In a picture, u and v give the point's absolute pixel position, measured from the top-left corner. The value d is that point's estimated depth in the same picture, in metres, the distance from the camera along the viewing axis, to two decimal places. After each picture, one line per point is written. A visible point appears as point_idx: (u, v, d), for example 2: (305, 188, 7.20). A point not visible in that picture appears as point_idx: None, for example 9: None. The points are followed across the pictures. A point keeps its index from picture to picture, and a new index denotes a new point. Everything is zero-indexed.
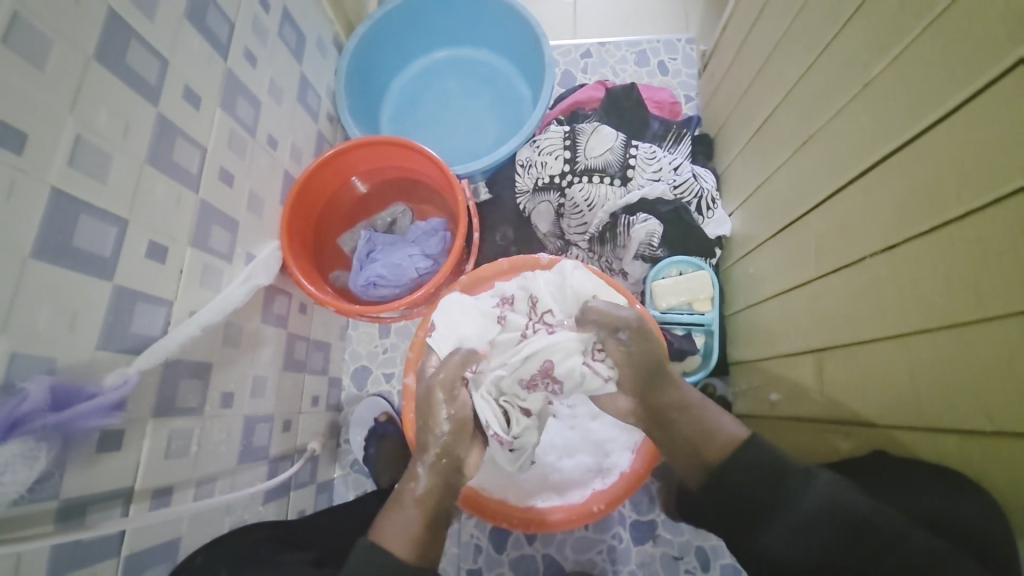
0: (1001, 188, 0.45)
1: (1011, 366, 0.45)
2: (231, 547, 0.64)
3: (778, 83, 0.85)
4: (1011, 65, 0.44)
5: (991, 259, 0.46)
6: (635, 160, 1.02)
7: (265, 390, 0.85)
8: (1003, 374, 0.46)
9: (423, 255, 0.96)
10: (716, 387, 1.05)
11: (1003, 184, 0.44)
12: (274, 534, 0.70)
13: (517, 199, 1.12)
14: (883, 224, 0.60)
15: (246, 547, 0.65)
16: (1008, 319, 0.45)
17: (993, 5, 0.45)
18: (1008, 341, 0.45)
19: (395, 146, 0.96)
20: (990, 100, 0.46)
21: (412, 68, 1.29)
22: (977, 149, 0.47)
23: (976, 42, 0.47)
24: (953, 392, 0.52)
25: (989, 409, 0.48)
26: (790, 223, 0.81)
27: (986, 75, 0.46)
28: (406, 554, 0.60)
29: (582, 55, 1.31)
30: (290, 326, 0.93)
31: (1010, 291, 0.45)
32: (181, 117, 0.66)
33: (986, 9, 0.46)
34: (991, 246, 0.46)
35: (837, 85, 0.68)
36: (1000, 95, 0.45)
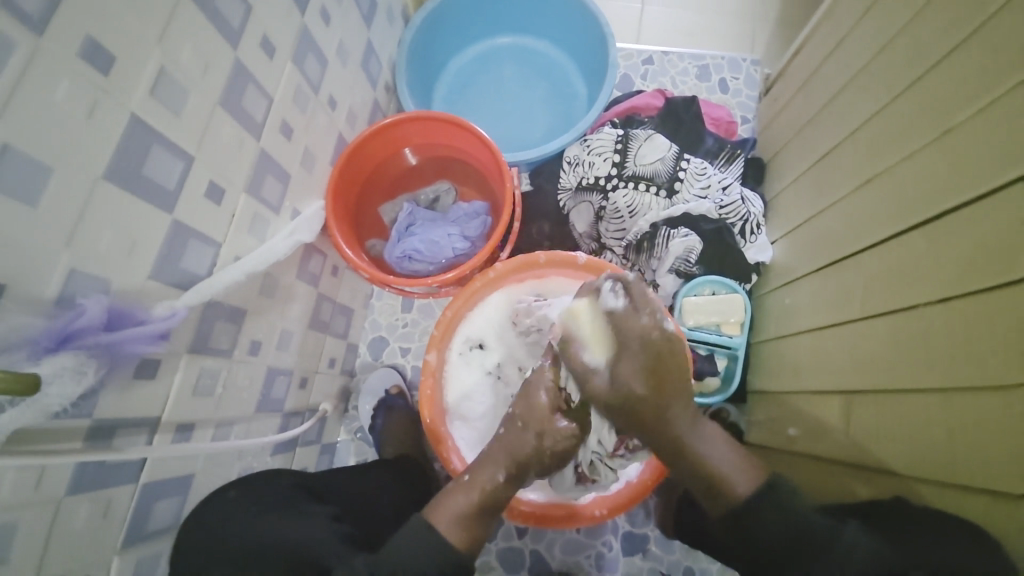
0: None
1: None
2: (254, 489, 0.67)
3: (848, 116, 0.83)
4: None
5: None
6: (685, 173, 1.01)
7: (290, 344, 0.86)
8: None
9: (462, 236, 0.96)
10: (730, 413, 1.04)
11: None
12: (298, 483, 0.72)
13: (558, 195, 1.11)
14: (943, 275, 0.59)
15: (274, 488, 0.68)
16: None
17: None
18: None
19: (450, 124, 0.96)
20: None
21: (472, 50, 1.29)
22: None
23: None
24: (992, 454, 0.51)
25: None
26: (838, 260, 0.79)
27: None
28: (458, 539, 0.61)
29: (644, 61, 1.29)
30: (320, 286, 0.94)
31: None
32: (254, 64, 0.67)
33: None
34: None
35: (914, 127, 0.67)
36: None
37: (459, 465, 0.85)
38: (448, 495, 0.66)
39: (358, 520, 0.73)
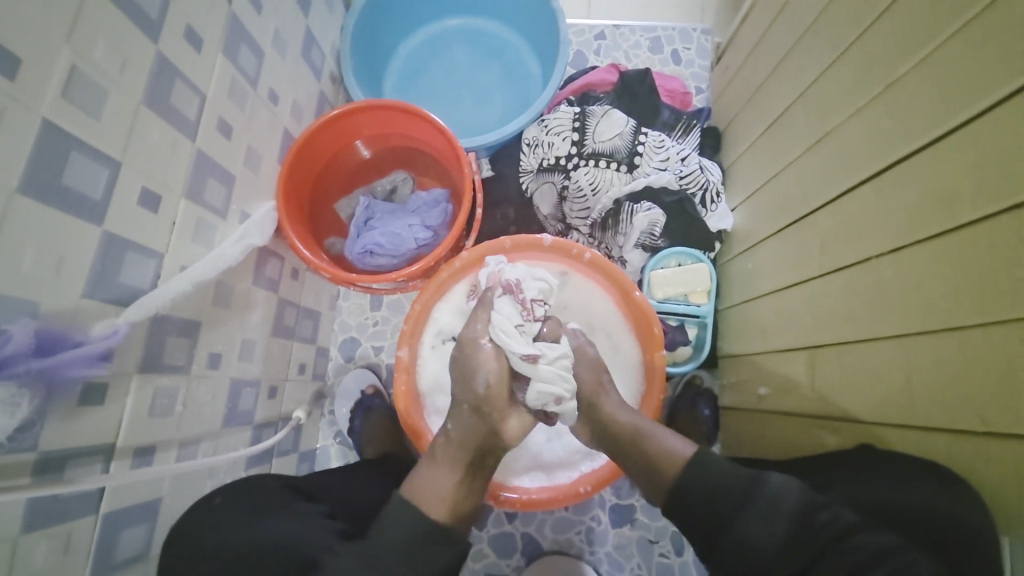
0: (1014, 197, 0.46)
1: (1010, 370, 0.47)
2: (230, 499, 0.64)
3: (796, 80, 0.85)
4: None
5: (1001, 261, 0.47)
6: (644, 147, 1.01)
7: (253, 353, 0.82)
8: (999, 374, 0.48)
9: (424, 226, 0.93)
10: (704, 378, 1.07)
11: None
12: (286, 484, 0.70)
13: (519, 178, 1.10)
14: (893, 226, 0.60)
15: (260, 492, 0.66)
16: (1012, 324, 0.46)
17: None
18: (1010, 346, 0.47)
19: (402, 113, 0.93)
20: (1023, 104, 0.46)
21: (420, 34, 1.25)
22: (998, 156, 0.48)
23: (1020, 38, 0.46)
24: (949, 393, 0.53)
25: (983, 410, 0.50)
26: (795, 220, 0.81)
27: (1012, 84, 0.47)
28: (439, 513, 0.58)
29: (596, 36, 1.28)
30: (280, 291, 0.90)
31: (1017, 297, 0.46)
32: (181, 58, 0.62)
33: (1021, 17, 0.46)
34: (1002, 251, 0.47)
35: (859, 85, 0.68)
36: None
37: None
38: (422, 474, 0.63)
39: (351, 520, 0.70)
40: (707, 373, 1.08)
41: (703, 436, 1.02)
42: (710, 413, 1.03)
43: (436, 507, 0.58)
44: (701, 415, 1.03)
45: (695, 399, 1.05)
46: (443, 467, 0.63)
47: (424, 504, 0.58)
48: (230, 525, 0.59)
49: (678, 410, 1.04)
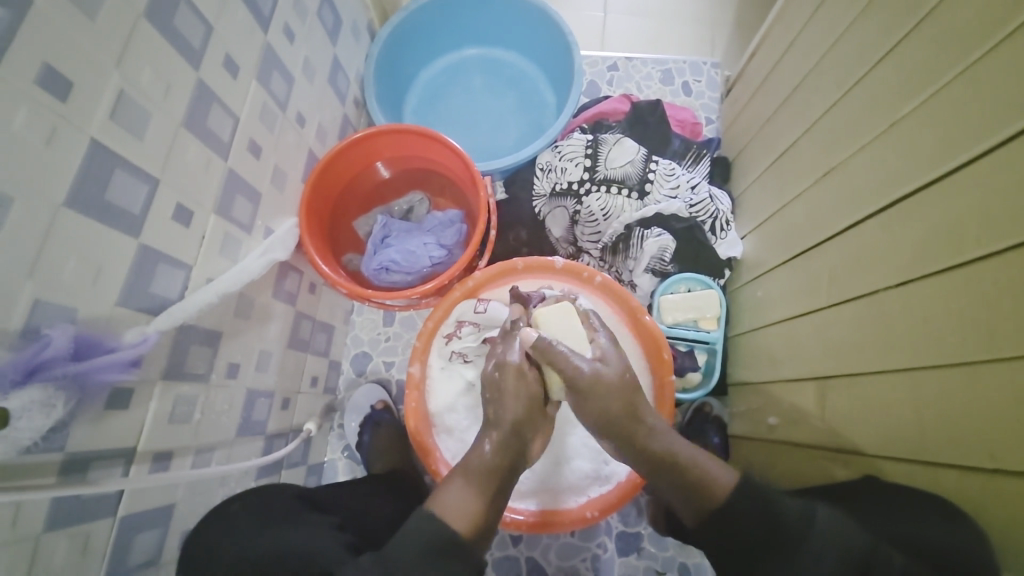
0: (1018, 234, 0.47)
1: (1020, 408, 0.47)
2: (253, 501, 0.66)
3: (803, 114, 0.87)
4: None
5: (1008, 297, 0.48)
6: (654, 175, 1.04)
7: (269, 365, 0.84)
8: (1007, 407, 0.48)
9: (438, 245, 0.93)
10: (714, 406, 1.04)
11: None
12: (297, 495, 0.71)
13: (533, 202, 1.14)
14: (900, 259, 0.61)
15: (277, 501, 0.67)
16: (1019, 359, 0.47)
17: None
18: (1018, 382, 0.47)
19: (420, 136, 0.96)
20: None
21: (441, 62, 1.31)
22: (1002, 194, 0.49)
23: (1019, 84, 0.48)
24: (960, 428, 0.53)
25: (992, 447, 0.50)
26: (804, 250, 0.82)
27: (1011, 126, 0.49)
28: (463, 527, 0.56)
29: (609, 68, 1.33)
30: (298, 304, 0.93)
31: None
32: (218, 84, 0.66)
33: (1021, 63, 0.48)
34: (1008, 288, 0.48)
35: (865, 121, 0.70)
36: None
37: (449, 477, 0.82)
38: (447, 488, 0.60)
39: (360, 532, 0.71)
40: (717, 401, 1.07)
41: None
42: (719, 441, 1.00)
43: (465, 526, 0.57)
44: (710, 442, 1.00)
45: (703, 426, 1.03)
46: (472, 485, 0.60)
47: (451, 521, 0.56)
48: (243, 536, 0.59)
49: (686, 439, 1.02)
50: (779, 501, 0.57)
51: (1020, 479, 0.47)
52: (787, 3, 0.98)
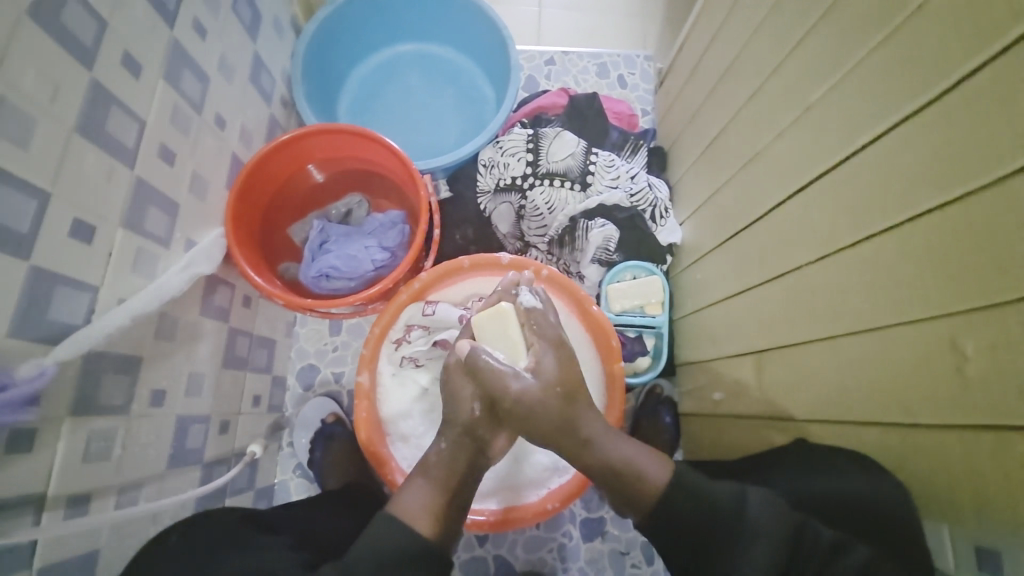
0: (921, 205, 0.50)
1: (927, 364, 0.51)
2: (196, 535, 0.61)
3: (729, 103, 0.91)
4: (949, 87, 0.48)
5: (913, 265, 0.52)
6: (595, 166, 1.06)
7: (202, 388, 0.78)
8: (919, 365, 0.52)
9: (380, 247, 0.90)
10: (664, 387, 1.09)
11: (932, 198, 0.49)
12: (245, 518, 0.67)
13: (478, 199, 1.13)
14: (820, 235, 0.65)
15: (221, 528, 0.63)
16: (925, 320, 0.51)
17: (916, 45, 0.52)
18: (924, 341, 0.51)
19: (353, 136, 0.92)
20: (921, 127, 0.51)
21: (374, 59, 1.27)
22: (904, 170, 0.52)
23: (912, 69, 0.52)
24: (879, 388, 0.57)
25: (905, 402, 0.54)
26: (736, 231, 0.86)
27: (904, 108, 0.53)
28: (427, 530, 0.57)
29: (546, 62, 1.34)
30: (231, 320, 0.87)
31: (927, 297, 0.50)
32: (117, 84, 0.60)
33: (913, 48, 0.52)
34: (913, 258, 0.52)
35: (784, 108, 0.74)
36: (928, 121, 0.50)
37: (406, 483, 0.80)
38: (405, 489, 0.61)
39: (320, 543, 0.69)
40: (666, 382, 1.11)
41: (667, 443, 1.04)
42: (671, 420, 1.06)
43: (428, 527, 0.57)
44: (662, 422, 1.05)
45: (656, 407, 1.08)
46: (430, 483, 0.61)
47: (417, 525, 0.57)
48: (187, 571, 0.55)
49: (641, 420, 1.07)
50: (711, 489, 0.58)
51: (930, 428, 0.51)
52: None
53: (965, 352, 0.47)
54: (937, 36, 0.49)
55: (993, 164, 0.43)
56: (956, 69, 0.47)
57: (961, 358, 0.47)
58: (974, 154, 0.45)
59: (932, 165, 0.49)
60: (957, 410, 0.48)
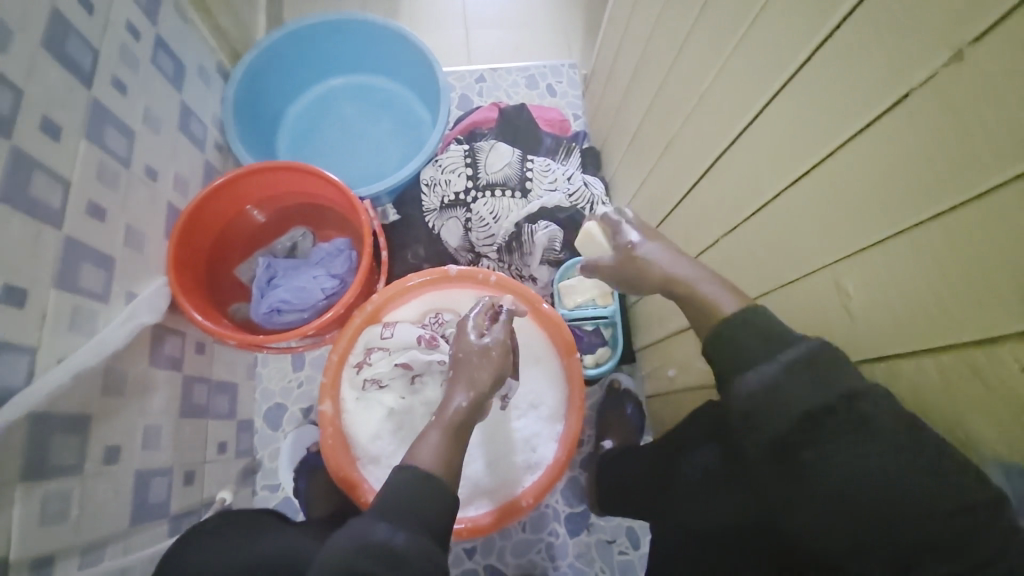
0: (794, 172, 0.54)
1: (826, 318, 0.55)
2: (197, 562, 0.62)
3: (642, 99, 0.96)
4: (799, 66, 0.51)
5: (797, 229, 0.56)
6: (532, 173, 1.10)
7: (159, 440, 0.78)
8: (825, 316, 0.55)
9: (328, 275, 0.91)
10: (622, 380, 1.10)
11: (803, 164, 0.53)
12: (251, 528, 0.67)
13: (425, 217, 1.16)
14: (726, 212, 0.69)
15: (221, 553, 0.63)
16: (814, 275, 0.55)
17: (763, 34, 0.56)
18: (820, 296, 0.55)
19: (288, 172, 0.94)
20: (786, 102, 0.54)
21: (308, 96, 1.30)
22: (776, 147, 0.57)
23: (768, 49, 0.56)
24: None
25: None
26: (665, 217, 0.90)
27: (762, 99, 0.58)
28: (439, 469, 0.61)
29: (477, 80, 1.39)
30: (184, 367, 0.86)
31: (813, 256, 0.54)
32: (38, 148, 0.61)
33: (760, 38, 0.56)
34: (795, 222, 0.56)
35: (681, 99, 0.79)
36: (789, 103, 0.53)
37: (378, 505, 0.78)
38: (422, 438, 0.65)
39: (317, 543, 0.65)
40: (625, 376, 1.11)
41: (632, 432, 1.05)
42: (634, 411, 1.08)
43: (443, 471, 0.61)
44: (626, 412, 1.07)
45: (621, 398, 1.09)
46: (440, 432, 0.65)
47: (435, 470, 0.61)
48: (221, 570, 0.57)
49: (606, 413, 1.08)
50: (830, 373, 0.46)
51: None
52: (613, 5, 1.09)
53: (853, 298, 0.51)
54: (774, 28, 0.54)
55: (838, 129, 0.48)
56: (802, 49, 0.51)
57: (852, 303, 0.51)
58: (826, 121, 0.49)
59: (799, 133, 0.53)
60: (861, 349, 0.52)
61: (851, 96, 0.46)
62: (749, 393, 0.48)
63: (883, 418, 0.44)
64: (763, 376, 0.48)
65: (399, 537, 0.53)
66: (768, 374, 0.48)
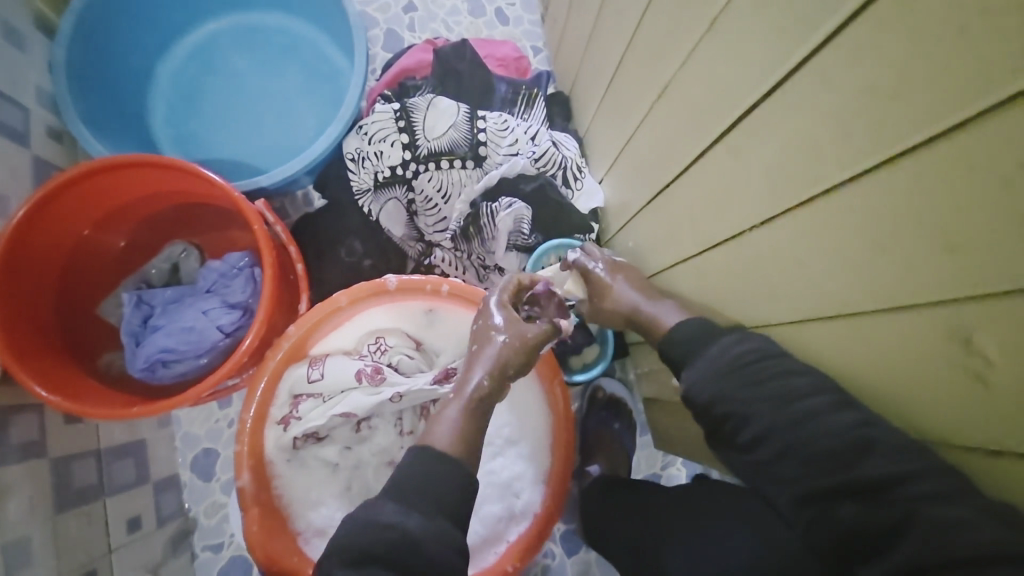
0: (902, 141, 0.33)
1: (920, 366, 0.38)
2: None
3: (620, 27, 0.71)
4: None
5: (899, 227, 0.36)
6: (486, 135, 0.85)
7: (24, 555, 0.60)
8: (891, 360, 0.41)
9: (225, 306, 0.69)
10: (606, 389, 0.95)
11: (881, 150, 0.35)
12: None
13: (357, 201, 0.91)
14: (756, 193, 0.49)
15: None
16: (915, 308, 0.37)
17: None
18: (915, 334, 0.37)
19: (145, 169, 0.68)
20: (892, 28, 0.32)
21: (182, 48, 0.98)
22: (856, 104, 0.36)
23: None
24: (873, 387, 0.44)
25: (908, 414, 0.41)
26: (658, 192, 0.69)
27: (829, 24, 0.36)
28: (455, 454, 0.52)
29: (405, 9, 1.08)
30: (47, 450, 0.66)
31: (919, 274, 0.35)
32: None
33: None
34: (895, 218, 0.36)
35: (678, 25, 0.55)
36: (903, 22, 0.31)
37: None
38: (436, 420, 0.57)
39: None
40: (614, 383, 0.96)
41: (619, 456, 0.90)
42: (621, 428, 0.92)
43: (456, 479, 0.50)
44: (610, 430, 0.92)
45: (602, 414, 0.94)
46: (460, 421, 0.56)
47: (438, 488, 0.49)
48: None
49: (588, 432, 0.93)
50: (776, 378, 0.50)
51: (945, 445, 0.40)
52: None
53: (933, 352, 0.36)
54: None
55: (982, 89, 0.28)
56: None
57: (930, 359, 0.37)
58: (937, 84, 0.31)
59: (889, 98, 0.34)
60: (930, 413, 0.39)
61: (976, 55, 0.28)
62: (705, 394, 0.55)
63: (840, 428, 0.44)
64: (704, 380, 0.56)
65: (412, 519, 0.45)
66: (713, 376, 0.55)
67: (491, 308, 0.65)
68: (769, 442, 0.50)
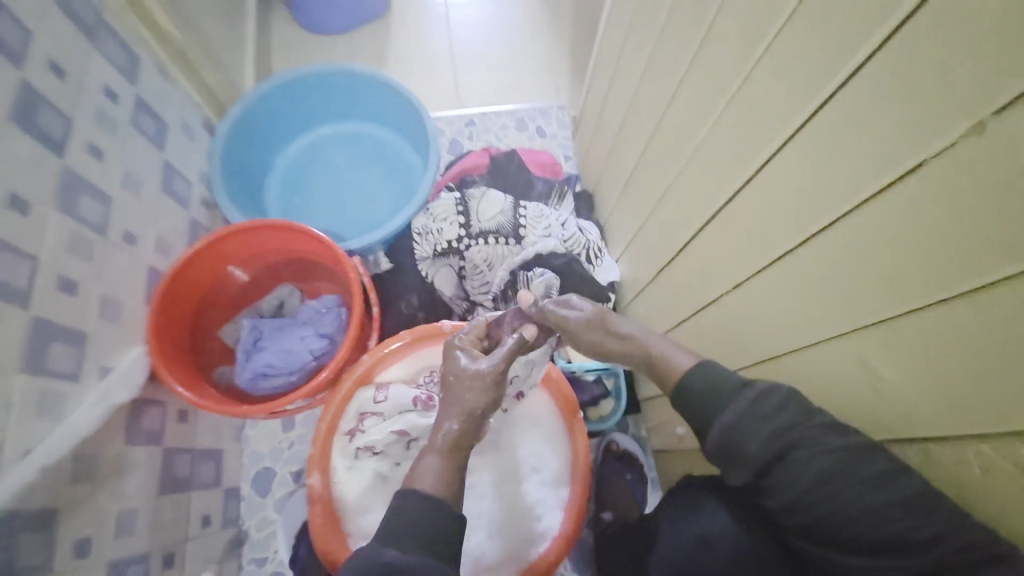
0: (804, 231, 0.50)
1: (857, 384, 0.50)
2: None
3: (635, 145, 0.94)
4: (881, 44, 0.38)
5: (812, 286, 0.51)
6: (526, 219, 1.08)
7: (135, 524, 0.73)
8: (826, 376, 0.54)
9: (317, 335, 0.88)
10: (620, 442, 1.05)
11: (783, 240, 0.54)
12: None
13: (418, 266, 1.13)
14: (730, 268, 0.65)
15: None
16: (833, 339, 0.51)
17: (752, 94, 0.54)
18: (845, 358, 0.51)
19: (276, 230, 0.91)
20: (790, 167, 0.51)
21: (298, 146, 1.29)
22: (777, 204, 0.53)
23: (764, 107, 0.52)
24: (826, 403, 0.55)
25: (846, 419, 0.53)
26: (666, 264, 0.86)
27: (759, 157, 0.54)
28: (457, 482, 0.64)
29: (466, 124, 1.39)
30: (165, 440, 0.81)
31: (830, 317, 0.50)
32: (5, 230, 0.59)
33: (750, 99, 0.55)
34: (807, 285, 0.52)
35: (671, 149, 0.77)
36: (786, 160, 0.50)
37: None
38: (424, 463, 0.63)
39: None
40: (627, 438, 1.06)
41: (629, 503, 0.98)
42: (633, 478, 1.02)
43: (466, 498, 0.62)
44: (624, 481, 1.01)
45: (617, 465, 1.03)
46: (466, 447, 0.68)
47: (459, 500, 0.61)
48: None
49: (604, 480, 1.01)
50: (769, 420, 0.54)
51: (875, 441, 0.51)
52: (598, 50, 1.08)
53: (840, 373, 0.52)
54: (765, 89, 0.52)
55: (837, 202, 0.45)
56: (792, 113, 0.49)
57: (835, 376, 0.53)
58: (804, 204, 0.50)
59: (797, 201, 0.51)
60: (866, 416, 0.51)
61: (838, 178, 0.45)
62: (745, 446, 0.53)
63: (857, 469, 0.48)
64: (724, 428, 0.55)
65: None
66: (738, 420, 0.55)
67: (455, 353, 0.72)
68: (785, 484, 0.52)
